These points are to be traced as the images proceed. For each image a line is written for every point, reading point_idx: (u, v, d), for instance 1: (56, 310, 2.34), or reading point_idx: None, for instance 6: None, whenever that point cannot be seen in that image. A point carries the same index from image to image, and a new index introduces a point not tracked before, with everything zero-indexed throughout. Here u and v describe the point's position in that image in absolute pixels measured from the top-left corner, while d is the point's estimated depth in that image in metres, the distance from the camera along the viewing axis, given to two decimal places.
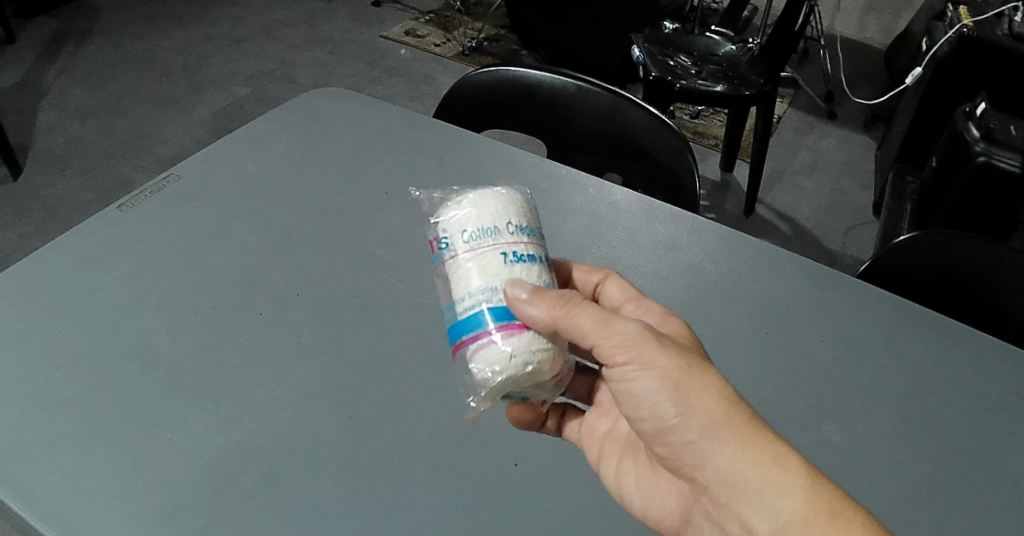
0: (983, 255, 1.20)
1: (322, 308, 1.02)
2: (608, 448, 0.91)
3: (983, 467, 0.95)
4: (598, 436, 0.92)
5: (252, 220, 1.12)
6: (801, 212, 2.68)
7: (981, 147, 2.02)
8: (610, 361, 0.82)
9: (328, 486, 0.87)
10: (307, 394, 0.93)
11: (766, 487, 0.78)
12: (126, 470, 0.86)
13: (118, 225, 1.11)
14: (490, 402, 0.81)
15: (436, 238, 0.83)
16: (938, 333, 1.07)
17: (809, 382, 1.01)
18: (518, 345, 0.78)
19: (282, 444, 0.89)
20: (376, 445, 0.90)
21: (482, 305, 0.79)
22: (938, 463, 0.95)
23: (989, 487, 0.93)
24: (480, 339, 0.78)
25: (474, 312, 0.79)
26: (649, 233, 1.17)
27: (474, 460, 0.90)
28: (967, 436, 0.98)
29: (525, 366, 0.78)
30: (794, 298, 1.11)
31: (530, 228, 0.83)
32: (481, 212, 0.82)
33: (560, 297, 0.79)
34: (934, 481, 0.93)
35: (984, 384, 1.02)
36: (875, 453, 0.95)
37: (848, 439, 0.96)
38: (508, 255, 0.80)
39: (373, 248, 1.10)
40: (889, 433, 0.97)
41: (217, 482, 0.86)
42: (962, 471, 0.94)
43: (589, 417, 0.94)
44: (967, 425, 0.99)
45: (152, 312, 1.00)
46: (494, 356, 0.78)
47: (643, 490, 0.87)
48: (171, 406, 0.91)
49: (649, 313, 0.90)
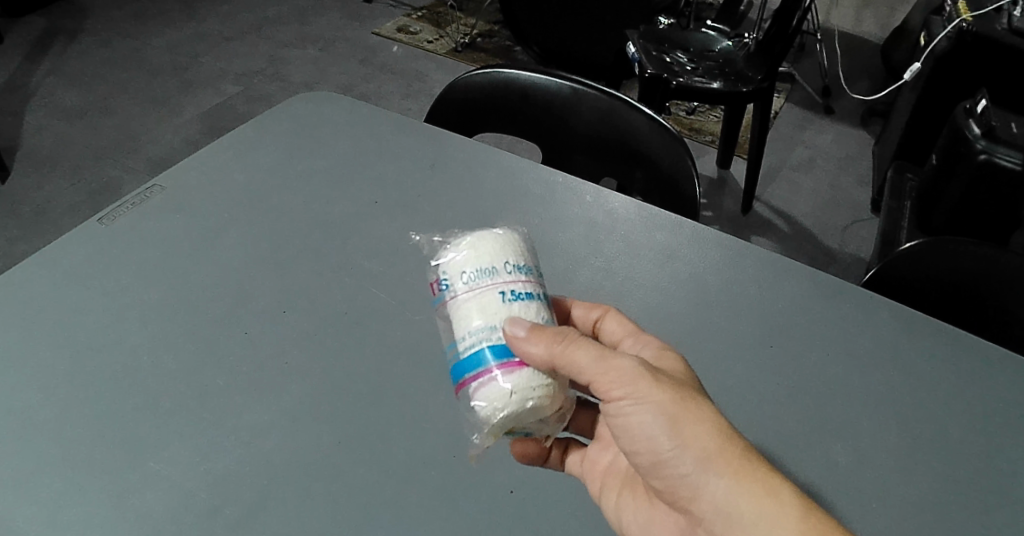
0: (989, 262, 1.17)
1: (310, 324, 0.98)
2: (610, 481, 0.87)
3: (990, 484, 0.92)
4: (599, 469, 0.88)
5: (237, 233, 1.09)
6: (799, 210, 2.64)
7: (982, 144, 2.00)
8: (606, 396, 0.79)
9: (317, 516, 0.83)
10: (292, 417, 0.89)
11: (760, 519, 0.75)
12: (107, 502, 0.82)
13: (99, 239, 1.07)
14: (494, 439, 0.78)
15: (435, 280, 0.80)
16: (946, 347, 1.04)
17: (815, 397, 0.98)
18: (517, 382, 0.75)
19: (268, 471, 0.85)
20: (366, 471, 0.86)
21: (482, 343, 0.76)
22: (945, 482, 0.92)
23: (997, 506, 0.90)
24: (480, 378, 0.75)
25: (474, 350, 0.76)
26: (648, 242, 1.13)
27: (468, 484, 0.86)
28: (973, 453, 0.94)
29: (525, 401, 0.75)
30: (798, 310, 1.07)
31: (528, 266, 0.80)
32: (479, 252, 0.79)
33: (557, 333, 0.76)
34: (941, 502, 0.90)
35: (993, 398, 0.99)
36: (884, 473, 0.92)
37: (857, 460, 0.93)
38: (507, 293, 0.77)
39: (361, 262, 1.06)
40: (898, 452, 0.94)
41: (198, 514, 0.82)
42: (968, 489, 0.91)
43: (590, 450, 0.89)
44: (973, 441, 0.95)
45: (134, 331, 0.96)
46: (496, 392, 0.75)
47: (642, 523, 0.84)
48: (153, 432, 0.87)
49: (647, 348, 0.87)
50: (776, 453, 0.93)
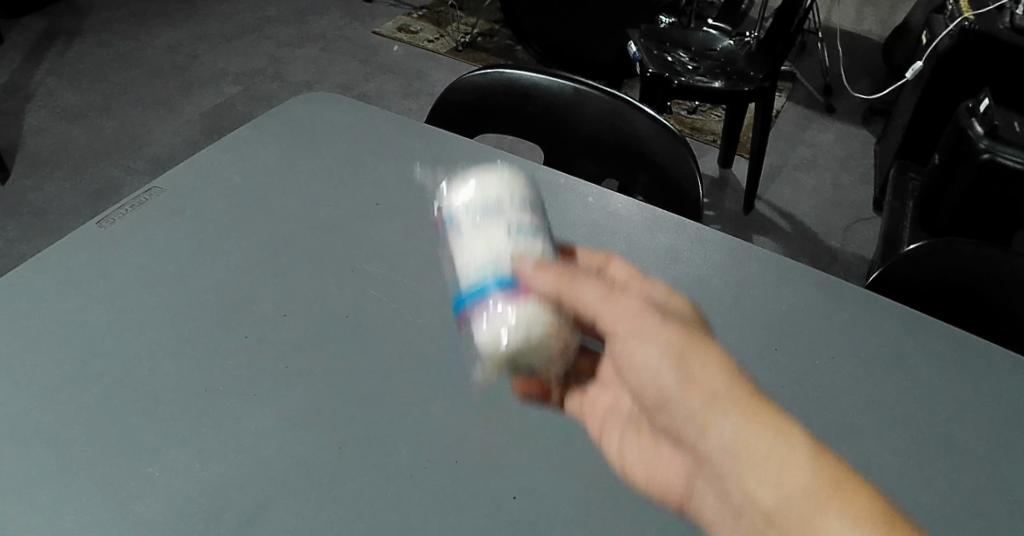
0: (992, 263, 1.17)
1: (311, 329, 0.97)
2: (612, 425, 0.88)
3: (999, 488, 0.91)
4: (601, 413, 0.89)
5: (237, 236, 1.08)
6: (801, 209, 2.63)
7: (986, 143, 1.98)
8: (613, 335, 0.86)
9: (317, 522, 0.82)
10: (292, 421, 0.88)
11: (767, 456, 0.78)
12: (106, 508, 0.81)
13: (98, 242, 1.06)
14: (495, 369, 0.88)
15: (449, 217, 0.95)
16: (952, 350, 1.03)
17: (821, 401, 0.97)
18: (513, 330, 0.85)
19: (268, 476, 0.84)
20: (367, 476, 0.85)
21: (489, 275, 0.87)
22: (954, 485, 0.90)
23: (1007, 510, 0.89)
24: (484, 307, 0.86)
25: (481, 283, 0.87)
26: (651, 244, 1.12)
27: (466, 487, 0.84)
28: (982, 457, 0.93)
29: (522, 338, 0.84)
30: (803, 313, 1.06)
31: (530, 204, 0.94)
32: (488, 193, 0.93)
33: (559, 269, 0.89)
34: (950, 506, 0.89)
35: (1001, 402, 0.98)
36: (894, 478, 0.90)
37: (867, 464, 0.91)
38: (511, 227, 0.90)
39: (362, 265, 1.05)
40: (908, 457, 0.92)
41: (197, 520, 0.81)
42: (977, 493, 0.90)
43: (591, 393, 0.90)
44: (982, 444, 0.94)
45: (133, 335, 0.95)
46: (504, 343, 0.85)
47: (646, 462, 0.85)
48: (152, 437, 0.86)
49: (650, 293, 0.92)
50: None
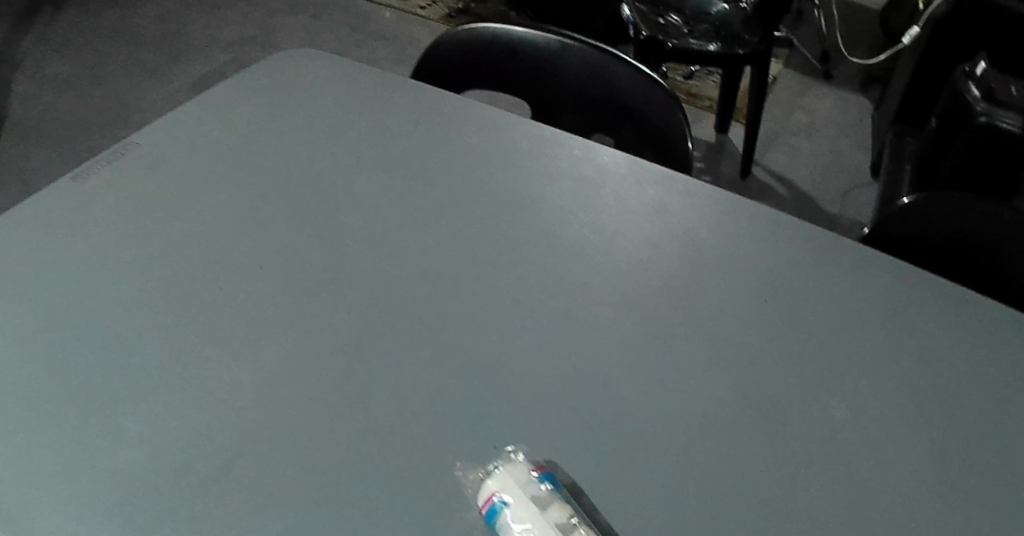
0: (986, 218, 1.15)
1: (288, 282, 0.92)
2: (675, 293, 0.95)
3: (1002, 435, 0.87)
4: (665, 284, 0.96)
5: (213, 191, 1.04)
6: (798, 175, 2.61)
7: (983, 108, 1.95)
8: None
9: (292, 476, 0.76)
10: (267, 372, 0.84)
11: None
12: (71, 458, 0.76)
13: (71, 197, 1.02)
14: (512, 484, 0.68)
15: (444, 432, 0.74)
16: (952, 309, 0.99)
17: (821, 356, 0.92)
18: (525, 514, 0.66)
19: (241, 425, 0.79)
20: (345, 425, 0.80)
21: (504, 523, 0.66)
22: (958, 434, 0.86)
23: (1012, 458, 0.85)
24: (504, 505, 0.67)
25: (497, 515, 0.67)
26: (638, 196, 1.06)
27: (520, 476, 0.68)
28: (982, 406, 0.89)
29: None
30: (799, 265, 1.02)
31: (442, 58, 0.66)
32: None
33: None
34: (955, 455, 0.84)
35: (1008, 359, 0.94)
36: (900, 432, 0.85)
37: (869, 418, 0.86)
38: None
39: (340, 216, 1.01)
40: (912, 411, 0.88)
41: (169, 470, 0.76)
42: (981, 440, 0.86)
43: (658, 260, 0.99)
44: (982, 393, 0.90)
45: (104, 288, 0.91)
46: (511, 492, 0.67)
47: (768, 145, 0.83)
48: (122, 388, 0.82)
49: None
50: (784, 417, 0.85)
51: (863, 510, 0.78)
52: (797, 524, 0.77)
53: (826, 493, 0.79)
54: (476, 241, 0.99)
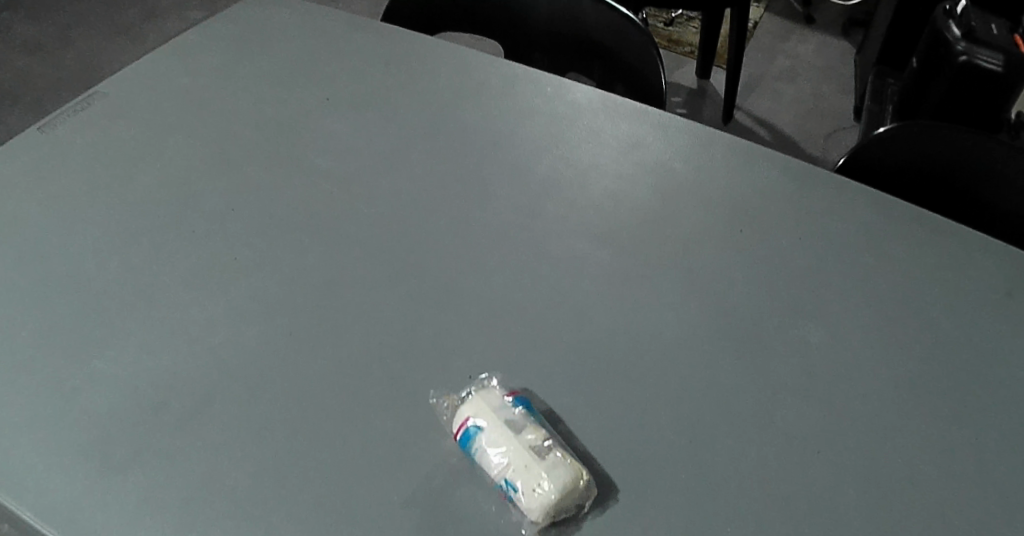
0: (971, 147, 1.06)
1: (259, 222, 0.91)
2: (652, 223, 0.94)
3: (989, 347, 0.85)
4: (642, 215, 0.95)
5: (183, 136, 1.02)
6: (780, 118, 2.60)
7: (963, 47, 1.82)
8: None
9: (266, 409, 0.75)
10: (240, 311, 0.82)
11: None
12: (47, 403, 0.75)
13: (39, 147, 1.00)
14: (485, 404, 0.68)
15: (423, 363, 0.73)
16: (939, 225, 0.96)
17: (801, 278, 0.90)
18: (498, 438, 0.66)
19: (215, 363, 0.78)
20: (318, 359, 0.78)
21: (481, 444, 0.67)
22: (942, 348, 0.85)
23: (998, 368, 0.83)
24: (475, 424, 0.67)
25: (473, 438, 0.67)
26: (612, 130, 1.04)
27: (489, 395, 0.69)
28: (969, 318, 0.87)
29: (535, 486, 0.64)
30: (779, 189, 1.00)
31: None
32: None
33: None
34: (939, 368, 0.83)
35: (995, 270, 0.92)
36: (881, 347, 0.84)
37: (850, 334, 0.85)
38: None
39: (312, 157, 0.99)
40: (894, 326, 0.86)
41: (144, 408, 0.75)
42: (966, 352, 0.84)
43: (633, 192, 0.97)
44: (969, 306, 0.88)
45: (75, 235, 0.90)
46: (480, 410, 0.68)
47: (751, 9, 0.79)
48: (94, 331, 0.81)
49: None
50: (763, 337, 0.84)
51: (844, 425, 0.78)
52: (776, 440, 0.76)
53: (807, 411, 0.79)
54: (449, 179, 0.97)
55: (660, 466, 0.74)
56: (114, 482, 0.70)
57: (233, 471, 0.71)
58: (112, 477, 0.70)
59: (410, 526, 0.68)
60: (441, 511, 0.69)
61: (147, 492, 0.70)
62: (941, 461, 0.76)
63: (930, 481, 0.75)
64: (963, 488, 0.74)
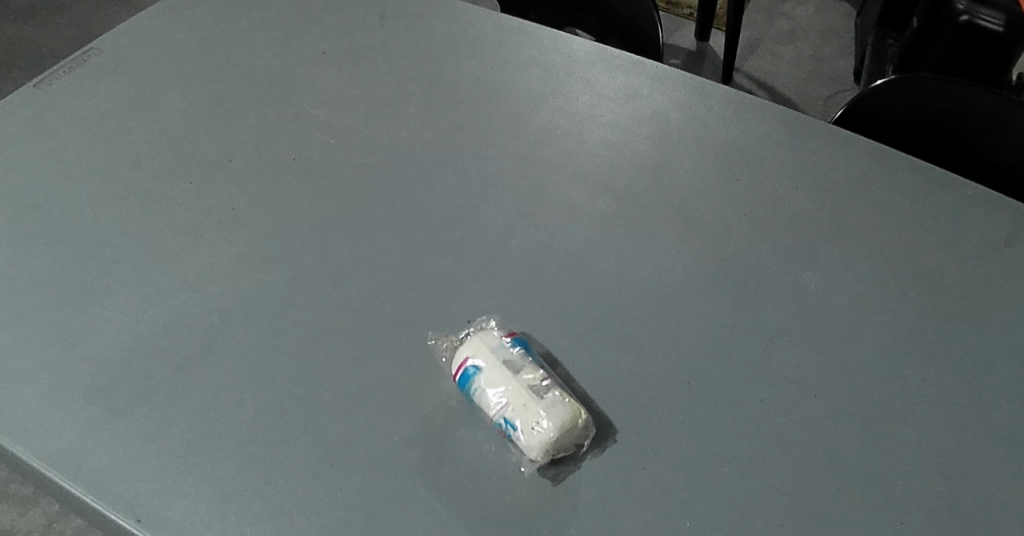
0: (969, 99, 1.04)
1: (256, 174, 0.91)
2: (649, 173, 0.94)
3: (986, 289, 0.85)
4: (639, 165, 0.95)
5: (179, 89, 1.01)
6: (780, 80, 2.55)
7: (963, 5, 1.42)
8: None
9: (267, 355, 0.75)
10: (239, 260, 0.83)
11: None
12: (50, 351, 0.76)
13: (36, 101, 0.99)
14: (483, 346, 0.69)
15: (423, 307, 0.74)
16: (939, 171, 0.95)
17: (799, 225, 0.90)
18: (496, 378, 0.67)
19: (216, 312, 0.78)
20: (316, 307, 0.79)
21: (480, 385, 0.68)
22: (940, 291, 0.84)
23: (996, 309, 0.83)
24: (474, 365, 0.68)
25: (472, 380, 0.68)
26: (609, 80, 1.03)
27: (487, 338, 0.70)
28: (967, 262, 0.87)
29: (534, 424, 0.65)
30: (778, 137, 0.99)
31: None
32: None
33: None
34: (937, 310, 0.83)
35: (997, 212, 0.90)
36: (878, 291, 0.84)
37: (846, 278, 0.85)
38: None
39: (308, 109, 0.98)
40: (892, 270, 0.86)
41: (146, 355, 0.75)
42: (963, 295, 0.84)
43: (630, 142, 0.97)
44: (967, 250, 0.88)
45: (74, 187, 0.90)
46: (479, 353, 0.69)
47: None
48: (95, 281, 0.81)
49: None
50: (760, 283, 0.84)
51: (842, 365, 0.78)
52: (774, 381, 0.77)
53: (804, 353, 0.79)
54: (446, 130, 0.97)
55: (658, 406, 0.74)
56: (119, 424, 0.71)
57: (235, 414, 0.71)
58: (116, 420, 0.71)
59: (409, 466, 0.69)
60: (441, 451, 0.70)
61: (151, 433, 0.70)
62: (940, 399, 0.76)
63: (930, 418, 0.75)
64: (959, 425, 0.75)
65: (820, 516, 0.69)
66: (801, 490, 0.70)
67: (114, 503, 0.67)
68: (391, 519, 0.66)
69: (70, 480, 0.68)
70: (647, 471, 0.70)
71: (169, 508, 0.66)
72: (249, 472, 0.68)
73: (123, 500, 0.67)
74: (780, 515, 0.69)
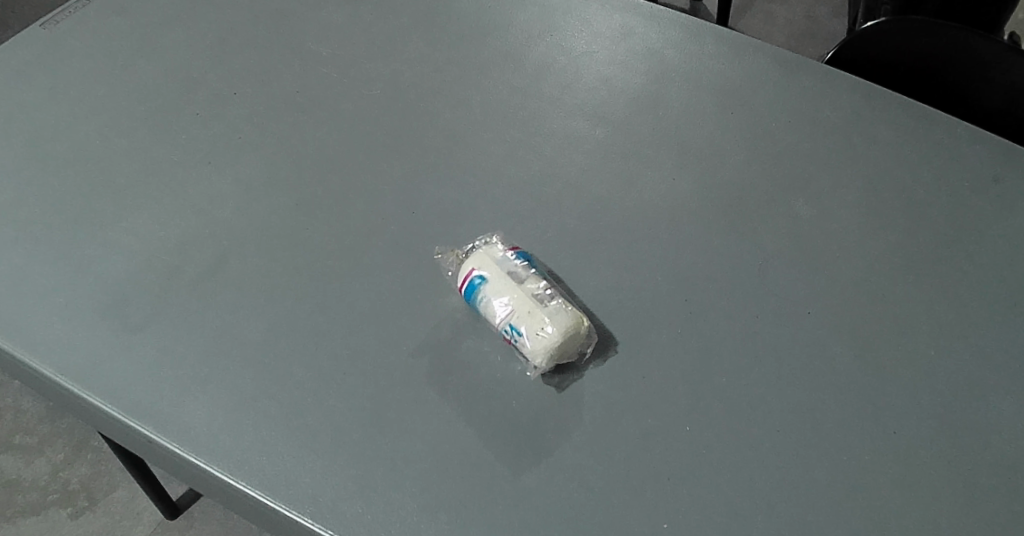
0: (958, 41, 1.05)
1: (260, 107, 0.92)
2: (645, 106, 0.96)
3: (970, 217, 0.87)
4: (636, 98, 0.96)
5: (181, 28, 1.02)
6: (774, 37, 2.54)
7: None
8: None
9: (275, 276, 0.77)
10: (245, 188, 0.84)
11: None
12: (65, 272, 0.78)
13: (42, 39, 1.00)
14: (488, 259, 0.72)
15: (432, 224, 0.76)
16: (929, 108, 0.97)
17: (792, 155, 0.92)
18: (501, 288, 0.70)
19: (225, 236, 0.80)
20: (321, 232, 0.81)
21: (485, 294, 0.70)
22: (925, 217, 0.87)
23: (978, 235, 0.86)
24: (479, 277, 0.71)
25: (477, 291, 0.71)
26: (606, 17, 1.04)
27: (491, 252, 0.73)
28: (953, 191, 0.89)
29: (540, 329, 0.67)
30: (772, 73, 1.00)
31: None
32: None
33: None
34: (923, 235, 0.85)
35: (982, 146, 0.93)
36: (867, 217, 0.87)
37: (836, 204, 0.88)
38: None
39: (309, 47, 0.99)
40: (881, 199, 0.88)
41: (160, 275, 0.78)
42: (948, 221, 0.87)
43: (627, 77, 0.99)
44: (953, 180, 0.90)
45: (81, 120, 0.91)
46: (483, 266, 0.71)
47: None
48: (106, 207, 0.83)
49: None
50: (754, 209, 0.87)
51: (831, 285, 0.81)
52: (768, 299, 0.79)
53: (795, 274, 0.82)
54: (446, 67, 0.98)
55: (657, 322, 0.77)
56: (133, 339, 0.73)
57: (248, 330, 0.74)
58: (132, 335, 0.74)
59: (417, 377, 0.71)
60: (447, 363, 0.72)
61: (166, 347, 0.73)
62: (928, 319, 0.79)
63: (917, 334, 0.78)
64: (943, 340, 0.77)
65: (811, 420, 0.72)
66: (793, 397, 0.73)
67: (131, 410, 0.69)
68: (400, 425, 0.69)
69: (89, 390, 0.70)
70: (647, 381, 0.73)
71: (184, 415, 0.69)
72: (262, 382, 0.71)
73: (140, 408, 0.69)
74: (774, 422, 0.71)
